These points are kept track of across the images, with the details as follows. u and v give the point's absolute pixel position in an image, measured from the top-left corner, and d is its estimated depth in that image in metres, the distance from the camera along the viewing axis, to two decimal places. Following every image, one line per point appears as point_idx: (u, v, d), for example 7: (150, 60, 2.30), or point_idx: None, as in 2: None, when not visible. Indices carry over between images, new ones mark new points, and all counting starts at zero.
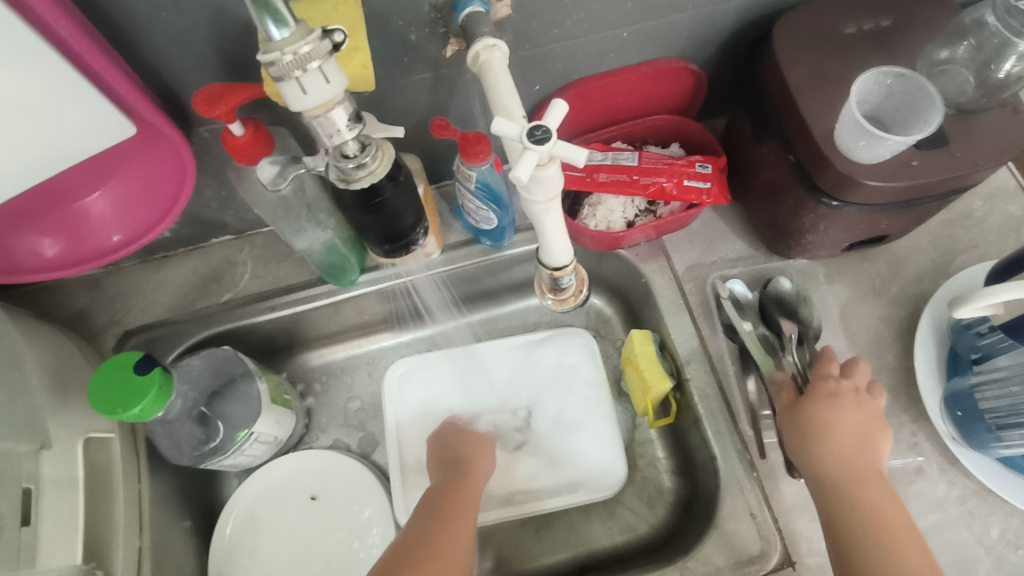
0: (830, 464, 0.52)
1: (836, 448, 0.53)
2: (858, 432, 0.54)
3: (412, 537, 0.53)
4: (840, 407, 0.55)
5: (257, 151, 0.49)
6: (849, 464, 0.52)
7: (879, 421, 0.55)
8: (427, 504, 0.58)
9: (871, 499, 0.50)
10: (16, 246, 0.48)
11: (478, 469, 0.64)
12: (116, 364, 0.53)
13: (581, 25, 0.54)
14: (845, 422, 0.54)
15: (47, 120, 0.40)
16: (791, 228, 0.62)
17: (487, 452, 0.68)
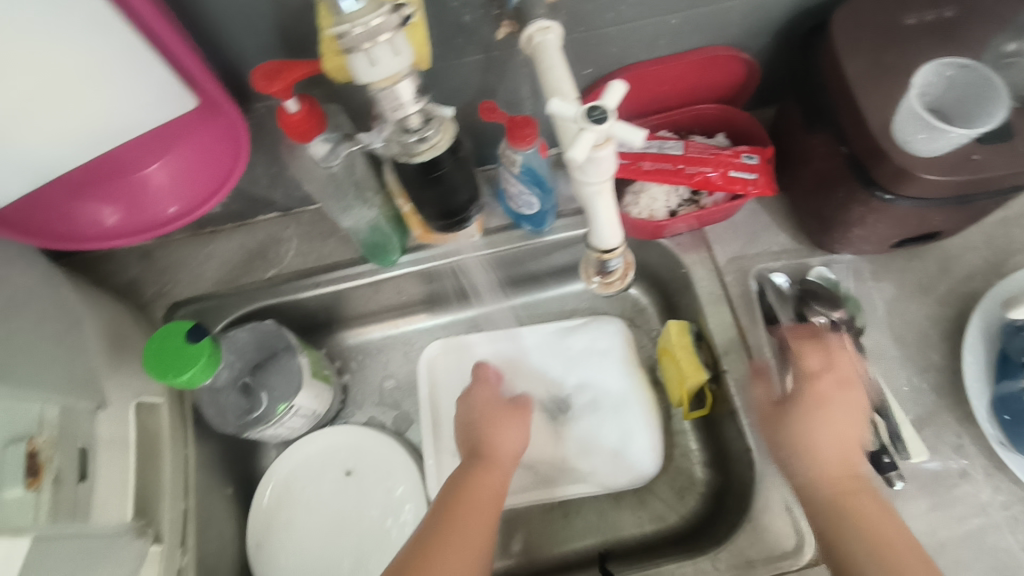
0: (817, 470, 0.53)
1: (824, 454, 0.53)
2: (846, 440, 0.54)
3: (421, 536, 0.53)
4: (824, 415, 0.54)
5: (311, 129, 0.50)
6: (841, 471, 0.53)
7: (857, 418, 0.55)
8: (443, 496, 0.57)
9: (864, 509, 0.51)
10: (78, 215, 0.50)
11: (506, 444, 0.62)
12: (170, 331, 0.54)
13: (634, 9, 0.54)
14: (831, 431, 0.54)
15: (114, 88, 0.42)
16: (840, 222, 0.61)
17: (520, 421, 0.65)
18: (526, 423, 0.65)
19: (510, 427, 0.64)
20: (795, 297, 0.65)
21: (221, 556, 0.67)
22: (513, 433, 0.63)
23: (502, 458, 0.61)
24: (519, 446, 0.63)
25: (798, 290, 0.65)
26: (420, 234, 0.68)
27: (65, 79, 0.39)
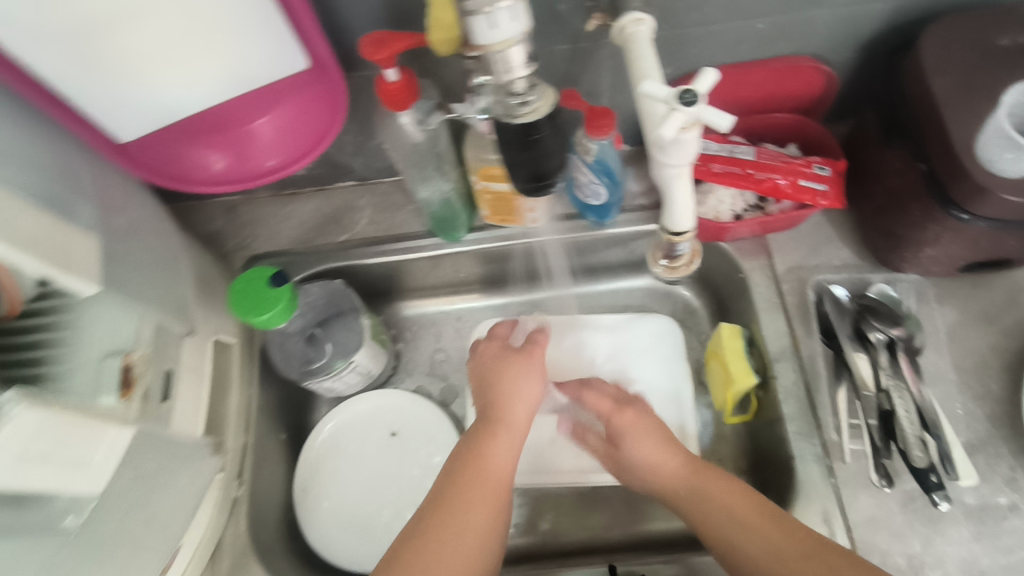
0: (666, 479, 0.58)
1: (647, 457, 0.59)
2: (657, 439, 0.60)
3: (430, 502, 0.54)
4: (640, 425, 0.61)
5: (407, 98, 0.53)
6: (680, 468, 0.58)
7: (654, 422, 0.62)
8: (451, 462, 0.56)
9: (725, 496, 0.54)
10: (189, 158, 0.54)
11: (522, 396, 0.60)
12: (253, 275, 0.59)
13: (722, 11, 0.56)
14: (638, 438, 0.61)
15: (239, 41, 0.46)
16: (908, 239, 0.61)
17: (531, 368, 0.63)
18: (536, 367, 0.63)
19: (522, 375, 0.62)
20: (853, 311, 0.65)
21: (270, 496, 0.71)
22: (528, 381, 0.62)
23: (514, 411, 0.59)
24: (532, 395, 0.61)
25: (856, 306, 0.66)
26: (490, 215, 0.72)
27: (203, 30, 0.44)
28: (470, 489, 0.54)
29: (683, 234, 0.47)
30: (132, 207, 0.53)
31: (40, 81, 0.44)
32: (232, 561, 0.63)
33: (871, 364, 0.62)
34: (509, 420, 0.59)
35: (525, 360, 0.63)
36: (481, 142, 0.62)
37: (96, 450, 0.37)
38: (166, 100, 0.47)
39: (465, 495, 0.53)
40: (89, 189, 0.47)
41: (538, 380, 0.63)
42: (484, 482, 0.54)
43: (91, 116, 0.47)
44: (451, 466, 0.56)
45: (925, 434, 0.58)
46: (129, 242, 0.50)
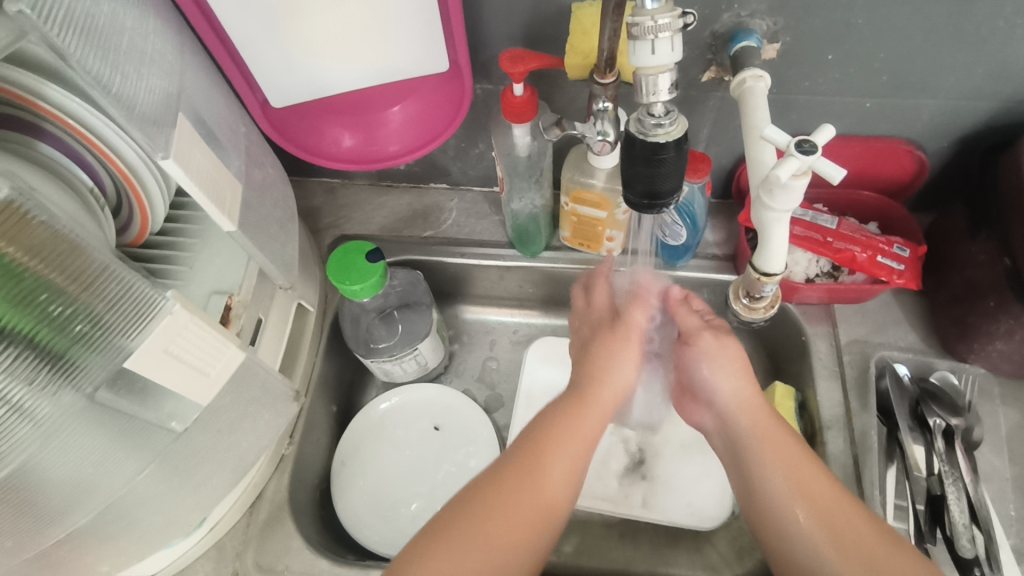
0: (740, 418, 0.55)
1: (724, 389, 0.57)
2: (741, 376, 0.57)
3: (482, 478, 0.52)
4: (726, 356, 0.58)
5: (527, 113, 0.57)
6: (756, 412, 0.55)
7: (741, 360, 0.58)
8: (516, 447, 0.54)
9: (798, 471, 0.51)
10: (325, 133, 0.61)
11: (614, 382, 0.58)
12: (352, 248, 0.64)
13: (832, 84, 0.59)
14: (718, 366, 0.58)
15: (396, 34, 0.53)
16: (980, 330, 0.62)
17: (627, 348, 0.60)
18: (632, 350, 0.60)
19: (618, 360, 0.59)
20: (914, 393, 0.66)
21: (312, 463, 0.72)
22: (623, 367, 0.59)
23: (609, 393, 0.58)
24: (624, 380, 0.59)
25: (917, 389, 0.66)
26: (569, 236, 0.75)
27: (374, 19, 0.51)
28: (540, 473, 0.52)
29: (771, 275, 0.50)
30: (268, 165, 0.59)
31: (227, 37, 0.51)
32: (269, 513, 0.65)
33: (926, 453, 0.62)
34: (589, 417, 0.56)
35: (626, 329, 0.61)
36: (582, 165, 0.66)
37: (214, 364, 0.43)
38: (317, 74, 0.55)
39: (523, 481, 0.51)
40: (240, 142, 0.53)
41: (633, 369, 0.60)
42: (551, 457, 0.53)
43: (255, 75, 0.55)
44: (526, 440, 0.54)
45: (973, 526, 0.58)
46: (262, 195, 0.56)
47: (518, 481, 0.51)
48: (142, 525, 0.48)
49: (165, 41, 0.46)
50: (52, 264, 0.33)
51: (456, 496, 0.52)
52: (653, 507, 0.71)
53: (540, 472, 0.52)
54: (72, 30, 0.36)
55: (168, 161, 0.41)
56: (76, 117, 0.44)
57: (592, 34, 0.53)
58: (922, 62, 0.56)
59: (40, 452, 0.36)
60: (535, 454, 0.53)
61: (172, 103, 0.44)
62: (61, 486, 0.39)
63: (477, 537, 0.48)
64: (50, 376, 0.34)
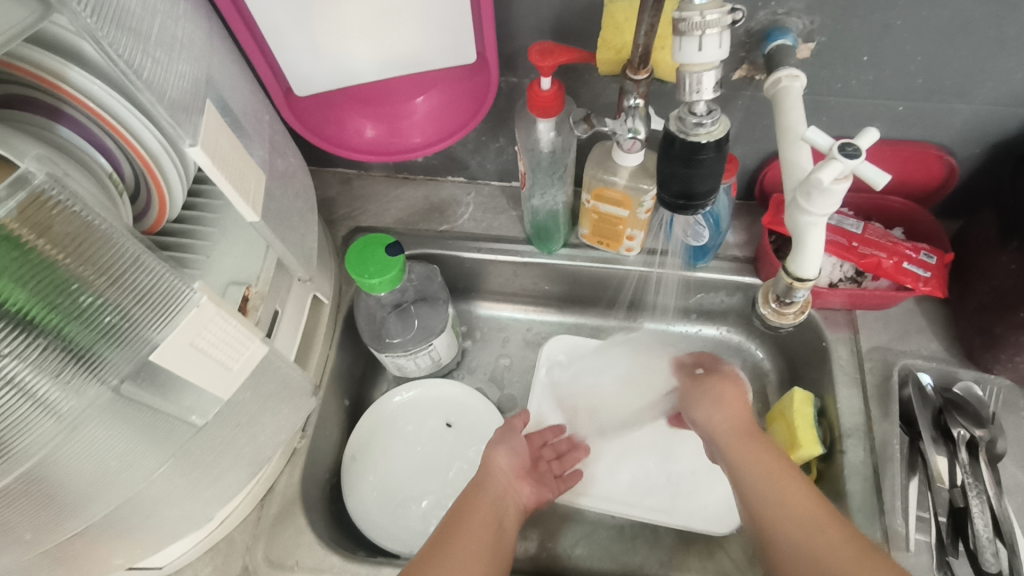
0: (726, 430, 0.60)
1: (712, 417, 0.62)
2: (731, 398, 0.63)
3: (433, 543, 0.56)
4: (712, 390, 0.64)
5: (554, 107, 0.56)
6: (738, 425, 0.60)
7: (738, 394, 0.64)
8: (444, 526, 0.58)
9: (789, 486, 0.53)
10: (347, 124, 0.60)
11: (495, 462, 0.65)
12: (371, 241, 0.63)
13: (866, 86, 0.58)
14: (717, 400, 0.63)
15: (425, 23, 0.52)
16: (1008, 341, 0.61)
17: (508, 440, 0.68)
18: (512, 437, 0.68)
19: (496, 445, 0.67)
20: (937, 402, 0.65)
21: (323, 458, 0.71)
22: (501, 449, 0.66)
23: (497, 471, 0.65)
24: (507, 461, 0.66)
25: (940, 399, 0.65)
26: (588, 234, 0.73)
27: (403, 8, 0.50)
28: (473, 517, 0.59)
29: (805, 281, 0.49)
30: (289, 155, 0.58)
31: (254, 23, 0.50)
32: (279, 507, 0.64)
33: (949, 463, 0.62)
34: (490, 483, 0.63)
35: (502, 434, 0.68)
36: (605, 162, 0.64)
37: (237, 358, 0.42)
38: (343, 64, 0.54)
39: (461, 517, 0.58)
40: (264, 132, 0.52)
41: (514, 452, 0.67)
42: (469, 503, 0.60)
43: (279, 61, 0.54)
44: (457, 504, 0.61)
45: (997, 540, 0.58)
46: (284, 185, 0.55)
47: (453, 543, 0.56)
48: (159, 518, 0.47)
49: (193, 25, 0.45)
50: (82, 259, 0.33)
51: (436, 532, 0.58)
52: (674, 512, 0.69)
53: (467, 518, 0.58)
54: (105, 16, 0.35)
55: (195, 149, 0.40)
56: (98, 101, 0.43)
57: (625, 28, 0.51)
58: (961, 65, 0.55)
59: (64, 446, 0.35)
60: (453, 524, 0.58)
61: (200, 89, 0.43)
62: (83, 480, 0.38)
63: (457, 547, 0.55)
64: (74, 371, 0.34)
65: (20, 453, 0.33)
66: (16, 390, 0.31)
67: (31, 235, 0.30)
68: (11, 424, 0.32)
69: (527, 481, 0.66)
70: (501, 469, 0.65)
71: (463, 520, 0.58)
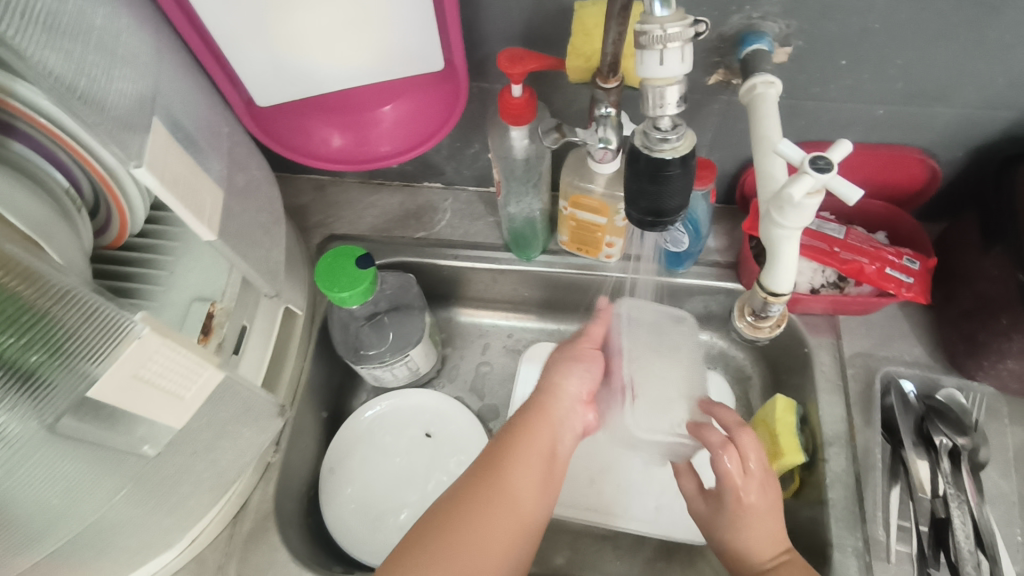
0: (751, 556, 0.55)
1: (741, 543, 0.55)
2: (770, 522, 0.55)
3: (437, 509, 0.52)
4: (741, 511, 0.55)
5: (525, 115, 0.54)
6: (764, 549, 0.55)
7: (773, 504, 0.56)
8: (460, 484, 0.54)
9: None
10: (314, 133, 0.59)
11: (560, 389, 0.60)
12: (341, 253, 0.61)
13: (845, 90, 0.57)
14: (743, 526, 0.55)
15: (386, 28, 0.50)
16: (991, 348, 0.60)
17: (580, 363, 0.61)
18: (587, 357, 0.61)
19: (571, 366, 0.61)
20: (919, 410, 0.65)
21: (299, 472, 0.70)
22: (573, 371, 0.60)
23: (562, 398, 0.59)
24: (570, 386, 0.60)
25: (923, 406, 0.65)
26: (567, 241, 0.72)
27: (364, 15, 0.49)
28: (515, 458, 0.55)
29: (780, 295, 0.49)
30: (253, 167, 0.56)
31: (210, 36, 0.49)
32: (253, 524, 0.63)
33: (931, 471, 0.61)
34: (551, 410, 0.58)
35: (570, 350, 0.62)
36: (581, 169, 0.63)
37: (190, 387, 0.41)
38: (305, 73, 0.52)
39: (498, 474, 0.54)
40: (223, 145, 0.51)
41: (591, 377, 0.61)
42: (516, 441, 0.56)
43: (237, 72, 0.52)
44: (499, 439, 0.57)
45: (979, 551, 0.58)
46: (246, 199, 0.53)
47: (471, 506, 0.52)
48: (119, 542, 0.46)
49: (138, 38, 0.43)
50: (20, 279, 0.32)
51: (454, 488, 0.54)
52: (656, 521, 0.68)
53: (507, 480, 0.53)
54: (34, 28, 0.33)
55: (141, 170, 0.38)
56: (49, 117, 0.39)
57: (595, 35, 0.49)
58: (942, 68, 0.54)
59: (11, 474, 0.34)
60: (491, 472, 0.54)
61: (145, 105, 0.41)
62: (33, 513, 0.37)
63: (465, 533, 0.50)
64: (18, 396, 0.32)
65: None
66: None
67: None
68: None
69: (594, 406, 0.61)
70: (566, 394, 0.60)
71: (506, 468, 0.54)
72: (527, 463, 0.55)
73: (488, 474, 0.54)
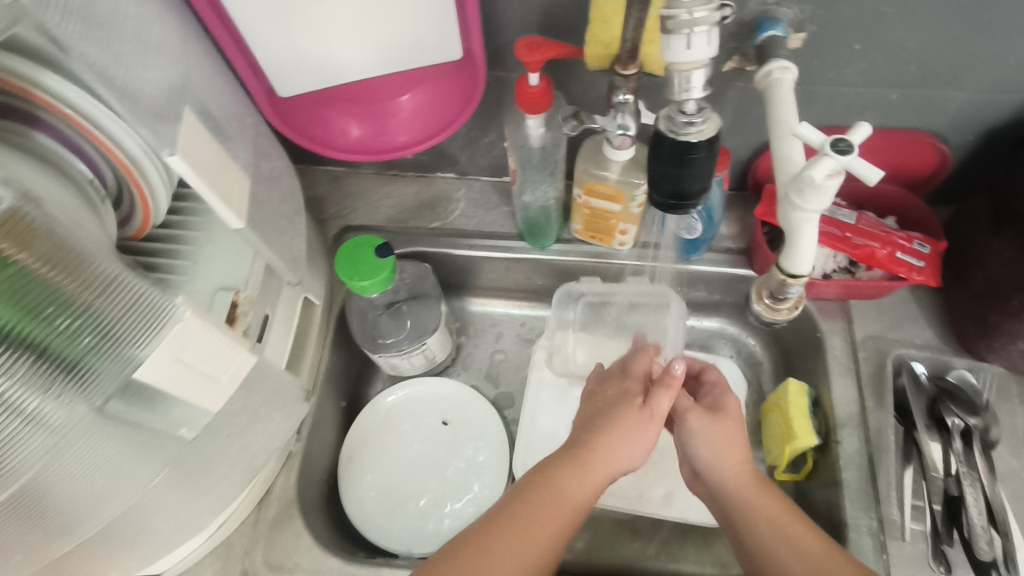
0: (740, 460, 0.56)
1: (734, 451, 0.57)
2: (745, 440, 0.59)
3: (466, 538, 0.50)
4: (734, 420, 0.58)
5: (542, 103, 0.55)
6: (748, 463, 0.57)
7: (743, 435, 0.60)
8: (492, 511, 0.52)
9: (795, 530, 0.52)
10: (332, 123, 0.60)
11: (616, 462, 0.54)
12: (361, 242, 0.62)
13: (858, 75, 0.58)
14: (705, 440, 0.57)
15: (408, 17, 0.51)
16: (1002, 330, 0.60)
17: (645, 434, 0.55)
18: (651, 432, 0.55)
19: (632, 447, 0.54)
20: (931, 391, 0.65)
21: (320, 459, 0.71)
22: (632, 449, 0.54)
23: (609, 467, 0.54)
24: (628, 458, 0.54)
25: (935, 387, 0.65)
26: (581, 229, 0.72)
27: (385, 5, 0.49)
28: (547, 514, 0.51)
29: (798, 277, 0.49)
30: (275, 157, 0.57)
31: (232, 24, 0.49)
32: (277, 510, 0.64)
33: (944, 452, 0.61)
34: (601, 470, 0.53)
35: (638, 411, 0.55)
36: (596, 157, 0.63)
37: (225, 370, 0.42)
38: (326, 61, 0.53)
39: (529, 523, 0.50)
40: (248, 135, 0.51)
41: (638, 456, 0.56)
42: (547, 520, 0.50)
43: (260, 62, 0.53)
44: (528, 488, 0.52)
45: (991, 528, 0.58)
46: (270, 189, 0.54)
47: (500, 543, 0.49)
48: (155, 524, 0.47)
49: (166, 26, 0.44)
50: (62, 270, 0.32)
51: (486, 516, 0.51)
52: (670, 503, 0.70)
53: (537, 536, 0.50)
54: (74, 18, 0.34)
55: (175, 158, 0.39)
56: (74, 107, 0.40)
57: (614, 22, 0.50)
58: (954, 53, 0.54)
59: (55, 461, 0.35)
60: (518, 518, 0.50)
61: (177, 94, 0.42)
62: (79, 496, 0.38)
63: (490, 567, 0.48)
64: (64, 384, 0.33)
65: (15, 470, 0.33)
66: (7, 409, 0.31)
67: (12, 249, 0.30)
68: (4, 442, 0.31)
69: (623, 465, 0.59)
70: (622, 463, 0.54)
71: (530, 542, 0.49)
72: (553, 536, 0.50)
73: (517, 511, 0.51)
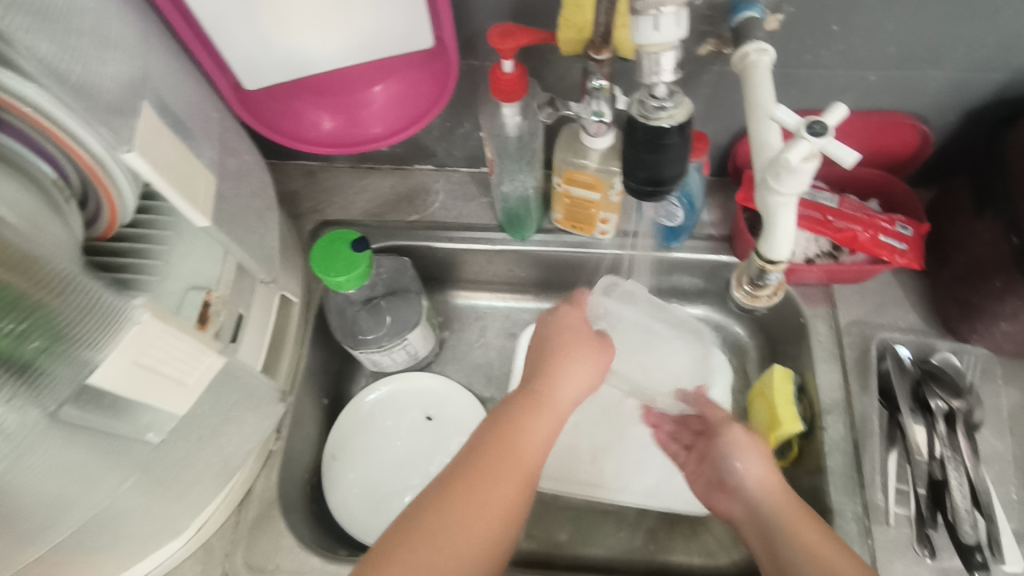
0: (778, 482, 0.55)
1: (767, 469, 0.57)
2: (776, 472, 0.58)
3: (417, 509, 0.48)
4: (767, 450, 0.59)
5: (517, 91, 0.54)
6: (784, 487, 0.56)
7: None
8: (447, 476, 0.50)
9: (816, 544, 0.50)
10: (303, 115, 0.58)
11: (567, 396, 0.56)
12: (336, 237, 0.61)
13: (836, 57, 0.57)
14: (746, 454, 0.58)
15: (374, 6, 0.49)
16: (985, 311, 0.60)
17: (590, 369, 0.58)
18: (595, 367, 0.59)
19: (575, 377, 0.57)
20: (916, 374, 0.64)
21: (301, 458, 0.70)
22: (577, 383, 0.57)
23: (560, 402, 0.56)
24: (575, 394, 0.57)
25: (919, 370, 0.65)
26: (561, 218, 0.71)
27: None
28: (505, 463, 0.50)
29: (776, 263, 0.49)
30: (243, 153, 0.56)
31: (193, 16, 0.48)
32: (258, 510, 0.63)
33: (928, 434, 0.61)
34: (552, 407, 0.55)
35: (587, 349, 0.59)
36: (574, 145, 0.62)
37: (192, 373, 0.41)
38: (292, 53, 0.52)
39: (484, 483, 0.49)
40: (212, 130, 0.50)
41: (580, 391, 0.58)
42: (504, 472, 0.50)
43: (223, 55, 0.51)
44: (485, 438, 0.52)
45: (976, 511, 0.57)
46: (238, 185, 0.52)
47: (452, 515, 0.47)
48: (128, 530, 0.46)
49: (121, 20, 0.42)
50: (14, 270, 0.31)
51: (443, 481, 0.50)
52: (656, 494, 0.69)
53: (491, 495, 0.48)
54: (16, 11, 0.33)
55: (133, 155, 0.38)
56: (36, 108, 0.35)
57: (586, 7, 0.48)
58: (933, 33, 0.54)
59: (12, 466, 0.33)
60: (474, 477, 0.49)
61: (133, 89, 0.40)
62: (41, 504, 0.37)
63: (441, 537, 0.46)
64: (15, 387, 0.32)
65: None
66: None
67: None
68: None
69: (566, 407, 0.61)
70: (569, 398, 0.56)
71: (484, 515, 0.48)
72: (514, 495, 0.49)
73: (474, 472, 0.49)
